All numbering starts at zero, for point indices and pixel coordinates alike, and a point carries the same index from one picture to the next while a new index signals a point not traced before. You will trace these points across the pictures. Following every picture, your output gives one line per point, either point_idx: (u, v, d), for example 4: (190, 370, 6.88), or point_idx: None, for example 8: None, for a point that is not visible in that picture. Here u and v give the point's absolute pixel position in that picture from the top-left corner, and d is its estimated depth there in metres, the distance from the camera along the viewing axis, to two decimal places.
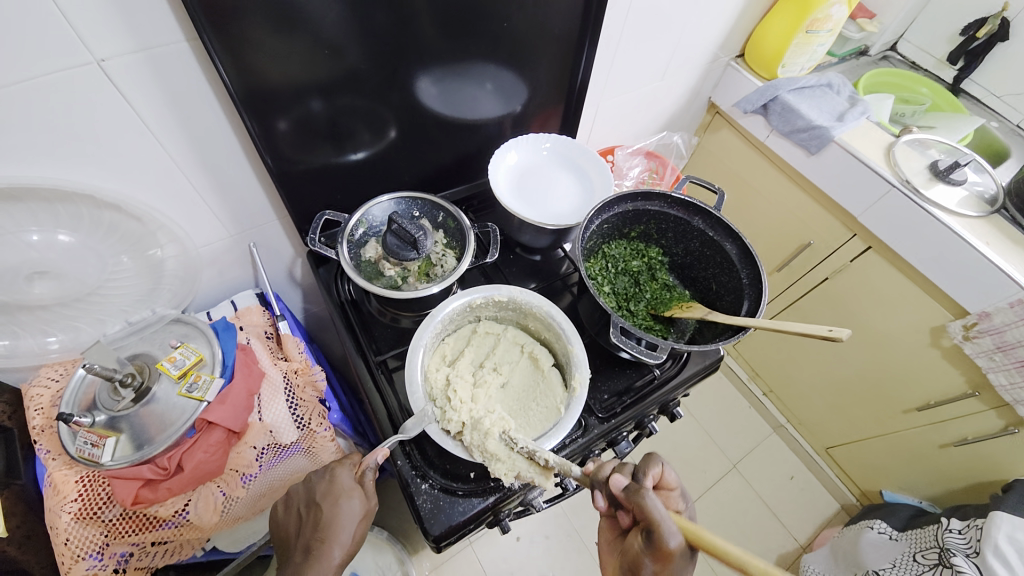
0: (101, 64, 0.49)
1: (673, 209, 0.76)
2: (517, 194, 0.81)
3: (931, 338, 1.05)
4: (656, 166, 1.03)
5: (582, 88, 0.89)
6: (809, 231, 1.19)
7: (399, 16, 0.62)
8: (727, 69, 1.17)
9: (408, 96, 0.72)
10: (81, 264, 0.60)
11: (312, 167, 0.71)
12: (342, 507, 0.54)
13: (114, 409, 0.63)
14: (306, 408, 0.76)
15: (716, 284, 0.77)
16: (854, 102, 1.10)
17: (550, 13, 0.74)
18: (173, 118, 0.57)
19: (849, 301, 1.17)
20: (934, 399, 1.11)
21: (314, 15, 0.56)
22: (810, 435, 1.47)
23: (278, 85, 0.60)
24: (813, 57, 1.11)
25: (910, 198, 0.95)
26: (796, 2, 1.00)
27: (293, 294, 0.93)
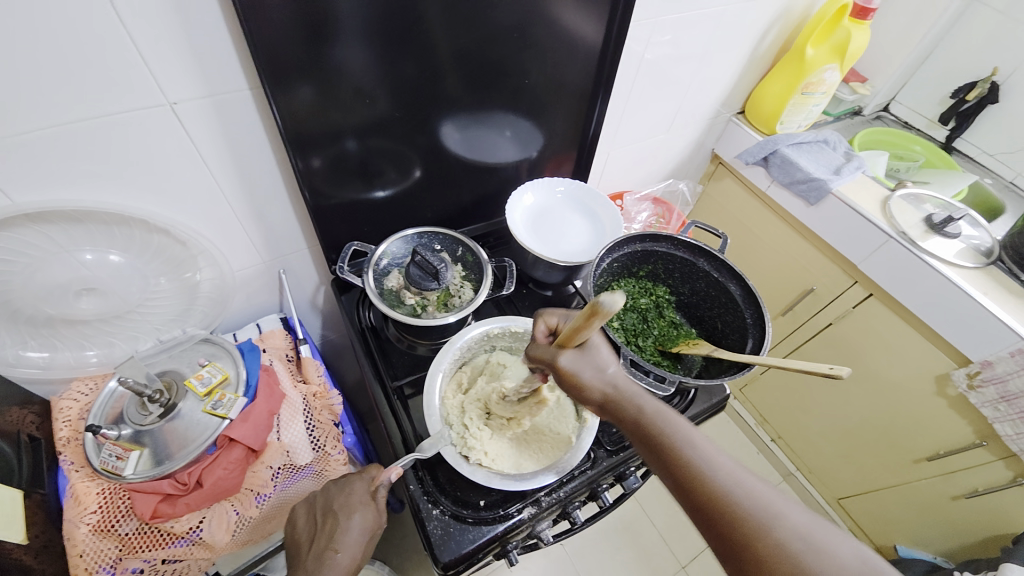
0: (172, 107, 0.55)
1: (679, 251, 0.81)
2: (532, 233, 0.86)
3: (936, 386, 1.06)
4: (663, 211, 1.08)
5: (594, 138, 0.96)
6: (811, 277, 1.23)
7: (430, 71, 0.69)
8: (730, 124, 1.25)
9: (434, 140, 0.79)
10: (127, 284, 0.66)
11: (343, 202, 0.77)
12: (354, 517, 0.55)
13: (140, 423, 0.66)
14: (322, 430, 0.78)
15: (721, 323, 0.80)
16: (850, 157, 1.16)
17: (566, 72, 0.82)
18: (227, 155, 0.63)
19: (853, 346, 1.19)
20: (943, 448, 1.11)
21: (351, 69, 0.63)
22: (820, 483, 1.45)
23: (320, 128, 0.66)
24: (809, 116, 1.19)
25: (908, 248, 0.99)
26: (791, 67, 1.09)
27: (313, 321, 0.96)
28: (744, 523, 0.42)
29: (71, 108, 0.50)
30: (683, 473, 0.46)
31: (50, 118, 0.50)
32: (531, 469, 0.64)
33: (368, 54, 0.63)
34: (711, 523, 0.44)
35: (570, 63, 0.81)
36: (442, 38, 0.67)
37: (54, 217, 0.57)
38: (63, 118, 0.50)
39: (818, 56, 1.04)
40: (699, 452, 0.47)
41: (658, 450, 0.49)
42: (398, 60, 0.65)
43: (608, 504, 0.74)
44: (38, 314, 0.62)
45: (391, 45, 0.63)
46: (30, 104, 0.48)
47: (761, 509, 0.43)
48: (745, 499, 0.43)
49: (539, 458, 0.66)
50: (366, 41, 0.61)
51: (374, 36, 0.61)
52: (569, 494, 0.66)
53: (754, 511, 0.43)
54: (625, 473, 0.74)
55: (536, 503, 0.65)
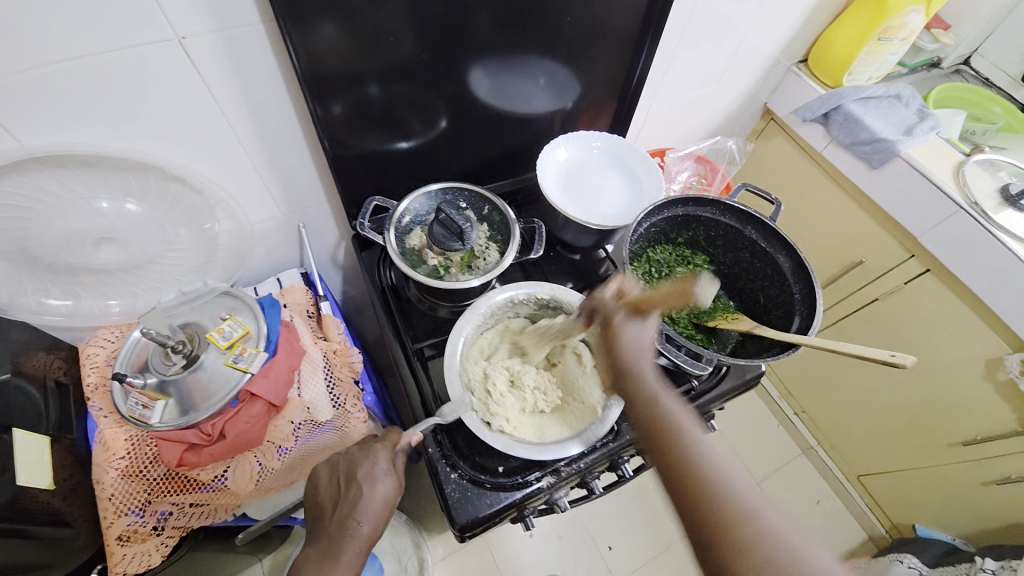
0: (181, 41, 0.51)
1: (725, 217, 0.74)
2: (564, 192, 0.80)
3: (986, 372, 1.00)
4: (706, 172, 1.00)
5: (637, 88, 0.87)
6: (862, 249, 1.14)
7: (458, 7, 0.62)
8: (788, 75, 1.12)
9: (462, 86, 0.72)
10: (145, 233, 0.64)
11: (364, 152, 0.72)
12: (375, 488, 0.54)
13: (165, 373, 0.65)
14: (342, 388, 0.77)
15: (764, 298, 0.74)
16: (924, 115, 1.04)
17: (613, 9, 0.73)
18: (241, 99, 0.59)
19: (899, 324, 1.11)
20: (982, 434, 1.05)
21: (371, 2, 0.56)
22: (841, 460, 1.41)
23: (339, 70, 0.60)
24: (882, 66, 1.06)
25: (978, 221, 0.90)
26: (870, 7, 0.95)
27: (334, 276, 0.94)
28: (728, 522, 0.39)
29: (73, 41, 0.46)
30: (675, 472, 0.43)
31: (50, 52, 0.46)
32: (554, 439, 0.62)
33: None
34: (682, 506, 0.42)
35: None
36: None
37: (64, 161, 0.54)
38: (64, 53, 0.46)
39: None
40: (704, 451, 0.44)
41: (659, 441, 0.45)
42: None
43: (628, 476, 0.72)
44: (59, 262, 0.61)
45: None
46: (29, 36, 0.44)
47: (747, 505, 0.40)
48: (732, 509, 0.40)
49: (562, 428, 0.64)
50: None
51: None
52: (589, 465, 0.65)
53: (748, 516, 0.39)
54: None
55: (555, 473, 0.63)
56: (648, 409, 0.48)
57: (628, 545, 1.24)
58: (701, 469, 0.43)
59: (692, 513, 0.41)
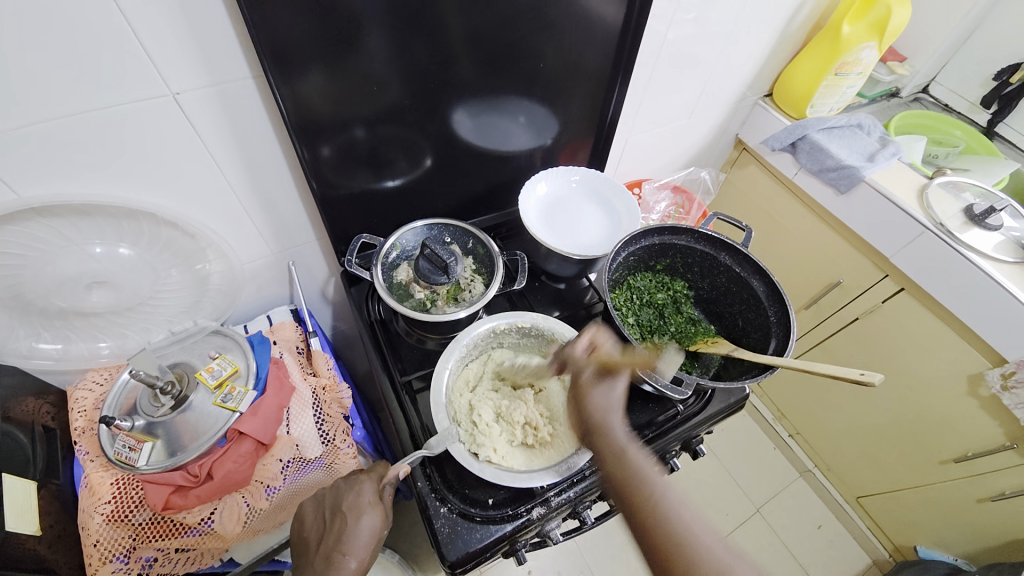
0: (176, 97, 0.54)
1: (700, 245, 0.77)
2: (545, 225, 0.83)
3: (968, 387, 1.01)
4: (683, 201, 1.04)
5: (612, 125, 0.92)
6: (838, 269, 1.17)
7: (438, 57, 0.66)
8: (756, 107, 1.19)
9: (445, 128, 0.76)
10: (136, 276, 0.66)
11: (351, 192, 0.75)
12: (361, 521, 0.55)
13: (153, 415, 0.66)
14: (332, 423, 0.77)
15: (743, 321, 0.77)
16: (885, 142, 1.10)
17: (584, 54, 0.78)
18: (233, 146, 0.62)
19: (881, 342, 1.14)
20: (971, 450, 1.06)
21: (355, 54, 0.60)
22: (839, 482, 1.40)
23: (327, 116, 0.64)
24: (842, 98, 1.12)
25: (944, 241, 0.94)
26: (826, 45, 1.02)
27: (324, 311, 0.96)
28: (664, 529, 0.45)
29: (73, 99, 0.49)
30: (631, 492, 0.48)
31: (50, 109, 0.48)
32: (542, 467, 0.63)
33: (373, 38, 0.60)
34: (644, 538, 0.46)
35: (588, 45, 0.77)
36: (452, 19, 0.63)
37: (59, 210, 0.56)
38: (64, 110, 0.49)
39: (855, 34, 0.97)
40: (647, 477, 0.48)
41: (617, 466, 0.49)
42: (405, 44, 0.62)
43: None
44: (51, 307, 0.62)
45: (400, 29, 0.61)
46: (31, 96, 0.47)
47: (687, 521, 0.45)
48: (679, 523, 0.45)
49: (550, 455, 0.64)
50: (372, 25, 0.58)
51: (381, 19, 0.58)
52: (579, 495, 0.65)
53: (687, 531, 0.45)
54: None
55: (545, 503, 0.63)
56: (614, 454, 0.50)
57: None
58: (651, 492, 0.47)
59: (642, 543, 0.46)
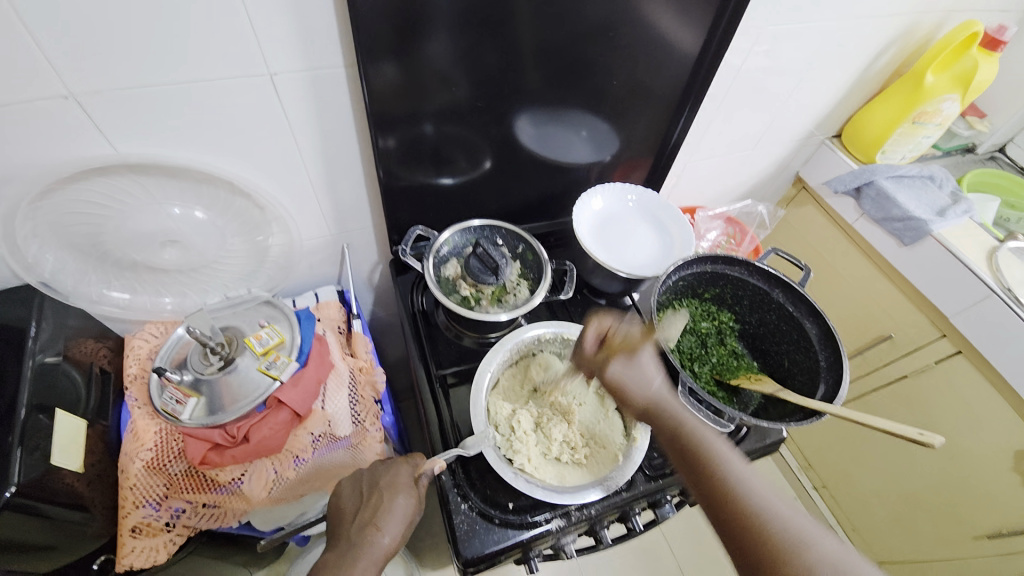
0: (272, 77, 0.57)
1: (753, 278, 0.75)
2: (597, 240, 0.83)
3: (1015, 464, 0.96)
4: (735, 232, 1.02)
5: (674, 149, 0.91)
6: (891, 323, 1.12)
7: (514, 64, 0.68)
8: (821, 147, 1.15)
9: (509, 133, 0.77)
10: (206, 239, 0.69)
11: (411, 184, 0.77)
12: (396, 501, 0.55)
13: (201, 372, 0.69)
14: (363, 405, 0.79)
15: (789, 361, 0.74)
16: (957, 198, 1.05)
17: (657, 76, 0.78)
18: (313, 129, 0.64)
19: (928, 406, 1.08)
20: (1008, 527, 1.01)
21: (436, 55, 0.62)
22: (863, 545, 1.32)
23: (402, 109, 0.66)
24: (915, 148, 1.08)
25: (1011, 307, 0.89)
26: (905, 93, 0.99)
27: (367, 296, 0.98)
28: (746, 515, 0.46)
29: (181, 69, 0.52)
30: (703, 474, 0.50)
31: (160, 76, 0.52)
32: (574, 484, 0.63)
33: (455, 39, 0.62)
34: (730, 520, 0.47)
35: (663, 67, 0.77)
36: (531, 30, 0.65)
37: (150, 169, 0.60)
38: (171, 78, 0.53)
39: (938, 84, 0.95)
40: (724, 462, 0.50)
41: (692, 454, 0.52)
42: (484, 49, 0.64)
43: (638, 529, 0.70)
44: (125, 258, 0.66)
45: (483, 32, 0.62)
46: (147, 62, 0.51)
47: (760, 500, 0.47)
48: (759, 503, 0.46)
49: (584, 471, 0.64)
50: (457, 28, 0.61)
51: (466, 22, 0.60)
52: (599, 513, 0.64)
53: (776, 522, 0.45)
54: (661, 500, 0.69)
55: (565, 516, 0.63)
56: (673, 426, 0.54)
57: None
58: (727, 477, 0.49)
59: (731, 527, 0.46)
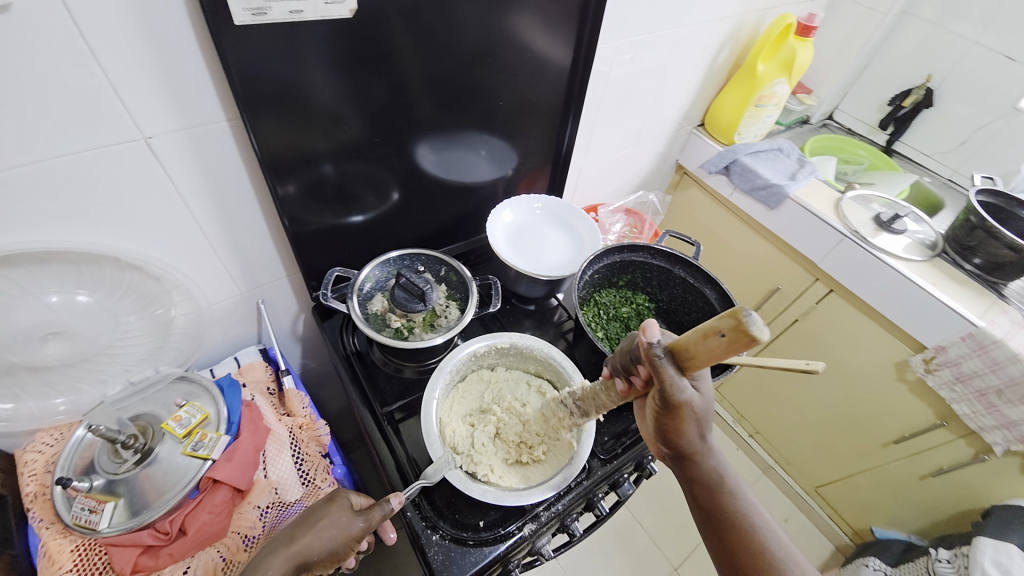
0: (147, 141, 0.54)
1: (656, 260, 0.84)
2: (514, 250, 0.88)
3: (896, 372, 1.12)
4: (636, 221, 1.12)
5: (567, 155, 0.99)
6: (777, 277, 1.29)
7: (403, 97, 0.70)
8: (691, 136, 1.31)
9: (410, 162, 0.79)
10: (96, 324, 0.62)
11: (321, 228, 0.76)
12: (323, 512, 0.55)
13: (114, 472, 0.62)
14: (311, 463, 0.74)
15: (700, 327, 0.83)
16: (802, 163, 1.24)
17: (538, 91, 0.85)
18: (203, 187, 0.61)
19: (821, 341, 1.25)
20: (909, 431, 1.16)
21: (319, 95, 0.62)
22: (798, 474, 1.50)
23: (298, 153, 0.65)
24: (763, 126, 1.26)
25: (861, 246, 1.07)
26: (745, 82, 1.16)
27: (293, 350, 0.94)
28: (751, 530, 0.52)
29: (37, 144, 0.48)
30: (710, 489, 0.54)
31: (14, 156, 0.47)
32: (539, 481, 0.64)
33: (337, 77, 0.62)
34: (729, 533, 0.53)
35: (542, 81, 0.84)
36: (412, 62, 0.67)
37: (16, 260, 0.53)
38: (29, 155, 0.48)
39: (768, 71, 1.12)
40: (742, 499, 0.54)
41: (707, 479, 0.55)
42: (367, 84, 0.65)
43: (605, 513, 0.74)
44: None
45: (368, 69, 0.64)
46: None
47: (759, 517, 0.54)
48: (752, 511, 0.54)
49: (546, 468, 0.65)
50: (340, 67, 0.61)
51: (348, 61, 0.61)
52: (567, 507, 0.67)
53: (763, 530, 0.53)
54: (619, 480, 0.75)
55: (535, 519, 0.65)
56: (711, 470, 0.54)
57: None
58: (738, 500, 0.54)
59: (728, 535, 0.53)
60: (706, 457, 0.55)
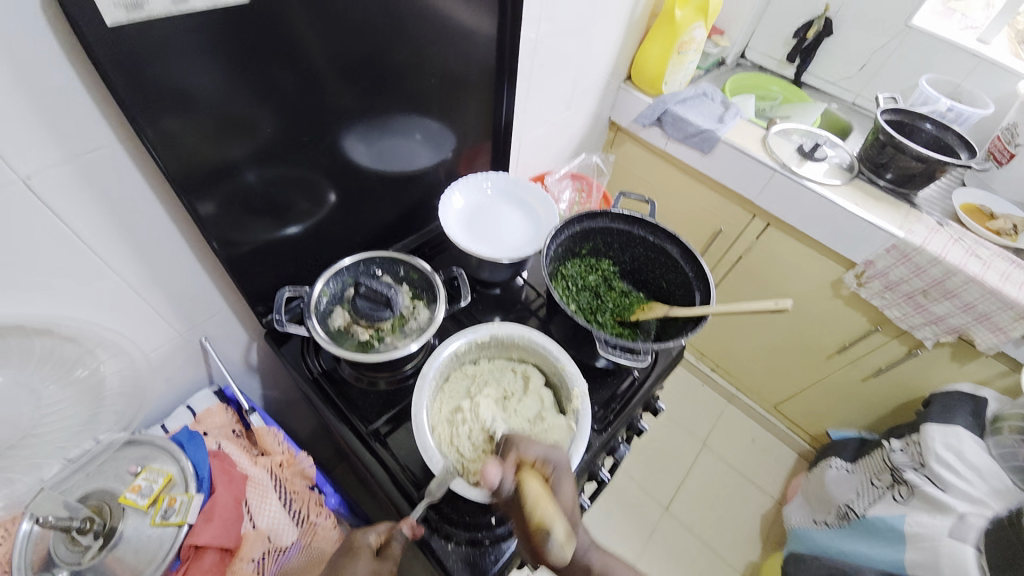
0: (27, 182, 0.44)
1: (616, 224, 0.84)
2: (471, 236, 0.84)
3: (833, 290, 1.22)
4: (583, 186, 1.11)
5: (506, 127, 0.95)
6: (718, 219, 1.35)
7: (309, 79, 0.60)
8: (620, 91, 1.30)
9: (339, 156, 0.71)
10: (13, 406, 0.51)
11: (256, 246, 0.67)
12: (351, 569, 0.51)
13: (79, 562, 0.54)
14: (301, 500, 0.70)
15: (666, 282, 0.85)
16: (727, 105, 1.28)
17: (467, 62, 0.79)
18: (110, 225, 0.52)
19: (764, 273, 1.33)
20: (848, 340, 1.28)
21: (211, 93, 0.52)
22: (758, 397, 1.63)
23: (214, 166, 0.56)
24: (686, 73, 1.28)
25: (791, 178, 1.13)
26: (665, 30, 1.16)
27: (251, 383, 0.86)
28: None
29: None
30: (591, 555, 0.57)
31: None
32: None
33: (229, 74, 0.52)
34: None
35: (470, 51, 0.78)
36: (314, 41, 0.58)
37: None
38: None
39: (686, 17, 1.12)
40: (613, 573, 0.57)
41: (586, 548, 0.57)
42: (269, 74, 0.56)
43: (606, 479, 0.76)
44: None
45: (274, 56, 0.55)
46: None
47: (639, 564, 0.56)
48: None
49: None
50: (238, 51, 0.52)
51: (242, 44, 0.52)
52: None
53: None
54: (615, 445, 0.77)
55: None
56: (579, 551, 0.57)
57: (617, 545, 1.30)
58: (610, 574, 0.57)
59: None
60: (568, 544, 0.58)
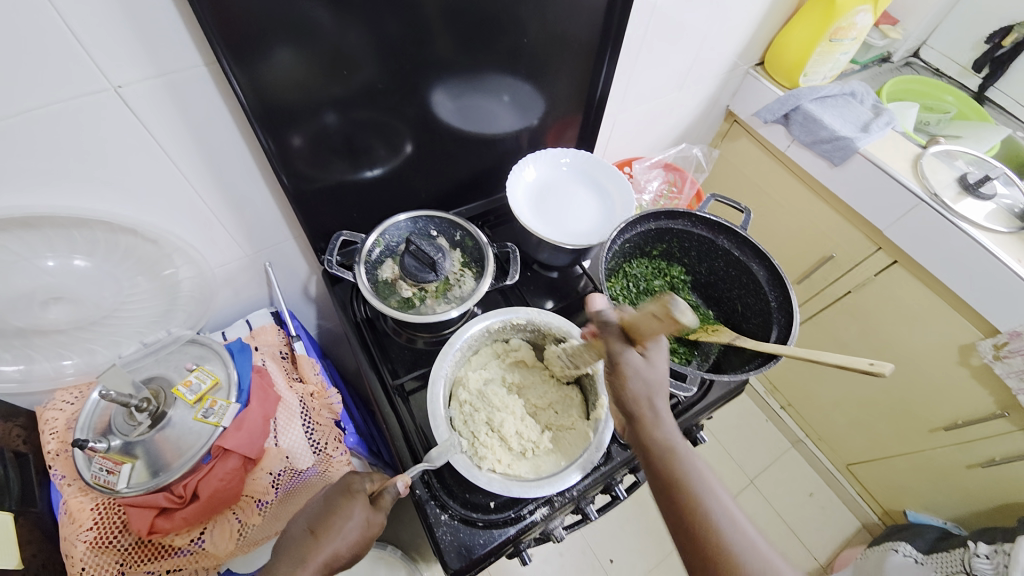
0: (118, 91, 0.48)
1: (697, 228, 0.74)
2: (537, 213, 0.80)
3: (959, 356, 1.01)
4: (675, 179, 1.01)
5: (602, 101, 0.87)
6: (832, 244, 1.16)
7: (418, 29, 0.60)
8: (747, 77, 1.14)
9: (425, 109, 0.69)
10: (97, 289, 0.60)
11: (328, 185, 0.70)
12: (342, 510, 0.53)
13: (129, 434, 0.61)
14: (322, 431, 0.74)
15: (742, 305, 0.75)
16: (878, 111, 1.07)
17: (568, 25, 0.72)
18: (190, 141, 0.56)
19: (872, 317, 1.14)
20: (962, 418, 1.07)
21: (343, 28, 0.54)
22: (829, 450, 1.44)
23: (294, 101, 0.58)
24: (835, 66, 1.08)
25: (940, 213, 0.92)
26: (820, 10, 0.97)
27: (307, 311, 0.92)
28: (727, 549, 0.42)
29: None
30: (665, 480, 0.46)
31: None
32: (550, 471, 0.61)
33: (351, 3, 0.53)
34: (680, 520, 0.45)
35: (574, 14, 0.71)
36: None
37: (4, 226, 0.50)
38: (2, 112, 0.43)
39: None
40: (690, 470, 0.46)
41: (657, 453, 0.48)
42: (381, 14, 0.55)
43: (621, 496, 0.71)
44: (5, 326, 0.55)
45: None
46: None
47: (732, 526, 0.43)
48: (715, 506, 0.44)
49: (557, 460, 0.62)
50: None
51: None
52: (583, 492, 0.63)
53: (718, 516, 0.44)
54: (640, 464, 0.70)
55: (549, 504, 0.62)
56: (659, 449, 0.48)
57: (627, 556, 1.26)
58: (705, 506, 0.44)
59: (693, 536, 0.44)
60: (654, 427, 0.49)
